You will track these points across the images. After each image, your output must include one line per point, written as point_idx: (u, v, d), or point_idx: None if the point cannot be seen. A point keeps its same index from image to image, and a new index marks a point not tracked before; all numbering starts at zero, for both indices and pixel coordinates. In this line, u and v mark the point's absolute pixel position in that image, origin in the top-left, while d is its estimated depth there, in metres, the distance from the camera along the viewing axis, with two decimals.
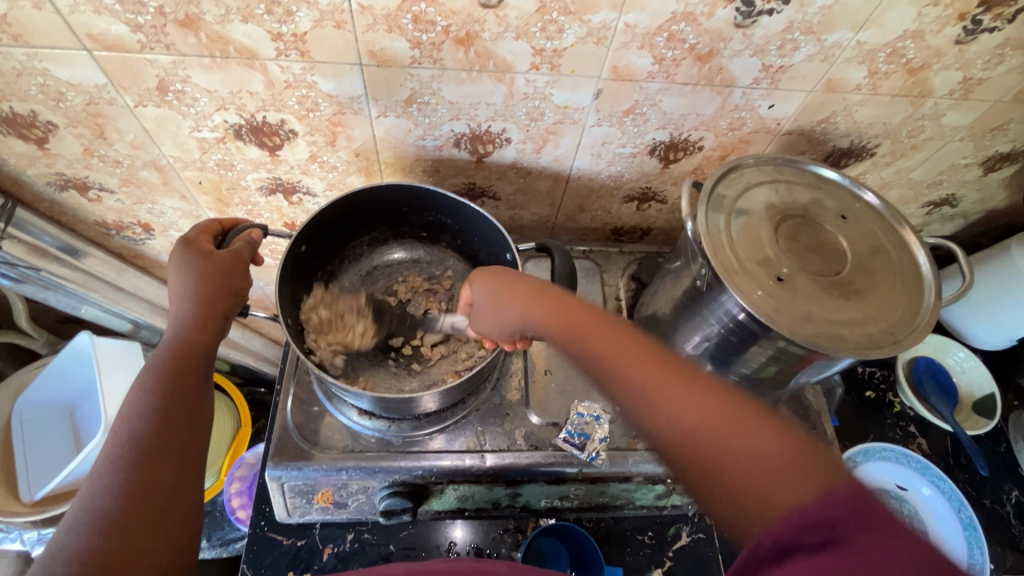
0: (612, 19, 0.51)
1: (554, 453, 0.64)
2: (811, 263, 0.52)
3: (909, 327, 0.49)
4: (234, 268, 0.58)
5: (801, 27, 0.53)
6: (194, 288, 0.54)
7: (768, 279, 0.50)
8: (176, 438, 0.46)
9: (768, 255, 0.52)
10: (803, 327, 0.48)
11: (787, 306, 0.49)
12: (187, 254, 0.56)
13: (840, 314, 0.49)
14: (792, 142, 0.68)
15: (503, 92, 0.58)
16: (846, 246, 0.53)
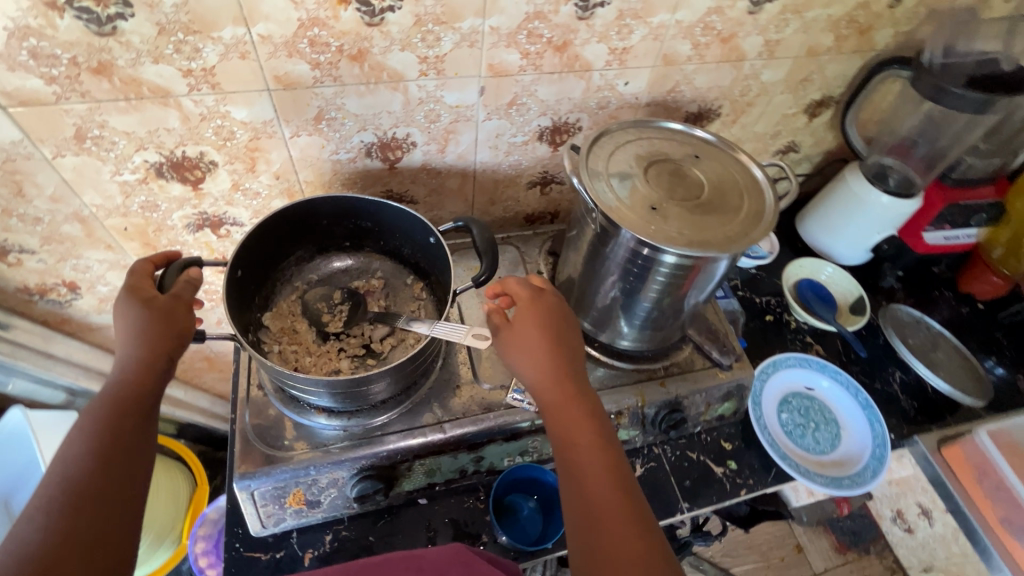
0: (478, 25, 0.62)
1: (507, 411, 0.70)
2: (678, 193, 0.63)
3: (759, 223, 0.60)
4: (180, 313, 0.58)
5: (629, 14, 0.66)
6: (135, 330, 0.55)
7: (646, 210, 0.61)
8: (111, 479, 0.50)
9: (643, 192, 0.63)
10: (678, 241, 0.58)
11: (664, 228, 0.59)
12: (126, 296, 0.57)
13: (705, 226, 0.60)
14: (652, 112, 0.82)
15: (400, 100, 0.67)
16: (701, 176, 0.65)
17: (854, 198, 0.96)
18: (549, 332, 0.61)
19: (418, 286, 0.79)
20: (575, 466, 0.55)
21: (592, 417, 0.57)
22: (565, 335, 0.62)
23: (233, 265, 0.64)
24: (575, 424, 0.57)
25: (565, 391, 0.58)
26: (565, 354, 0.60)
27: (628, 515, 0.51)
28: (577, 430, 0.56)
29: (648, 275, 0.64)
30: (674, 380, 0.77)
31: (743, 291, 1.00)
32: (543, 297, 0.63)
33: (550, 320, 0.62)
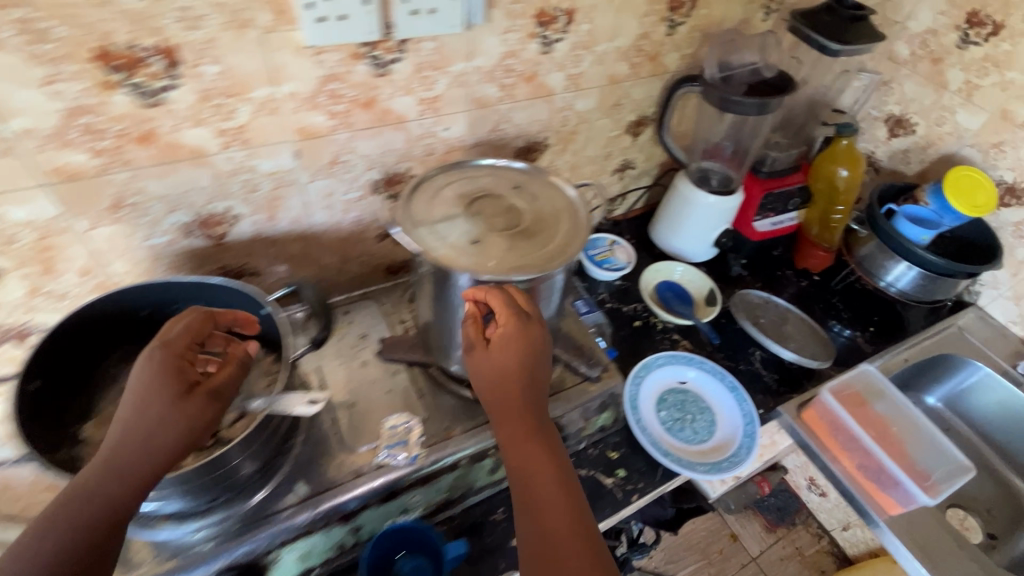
0: (273, 92, 0.62)
1: (377, 471, 0.68)
2: (497, 223, 0.66)
3: (576, 237, 0.64)
4: (196, 415, 0.53)
5: (427, 66, 0.70)
6: (167, 418, 0.51)
7: (466, 244, 0.63)
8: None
9: (463, 228, 0.65)
10: (498, 269, 0.60)
11: (488, 261, 0.61)
12: (152, 361, 0.53)
13: (524, 252, 0.63)
14: (482, 152, 0.86)
15: (208, 175, 0.65)
16: (520, 204, 0.69)
17: (686, 201, 1.06)
18: (524, 358, 0.59)
19: None
20: (538, 502, 0.56)
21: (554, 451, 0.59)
22: (539, 357, 0.61)
23: (24, 377, 0.57)
24: (541, 455, 0.58)
25: (531, 420, 0.59)
26: (533, 385, 0.60)
27: (585, 546, 0.53)
28: (539, 462, 0.58)
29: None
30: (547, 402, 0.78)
31: (612, 302, 1.04)
32: (527, 316, 0.60)
33: (527, 347, 0.59)
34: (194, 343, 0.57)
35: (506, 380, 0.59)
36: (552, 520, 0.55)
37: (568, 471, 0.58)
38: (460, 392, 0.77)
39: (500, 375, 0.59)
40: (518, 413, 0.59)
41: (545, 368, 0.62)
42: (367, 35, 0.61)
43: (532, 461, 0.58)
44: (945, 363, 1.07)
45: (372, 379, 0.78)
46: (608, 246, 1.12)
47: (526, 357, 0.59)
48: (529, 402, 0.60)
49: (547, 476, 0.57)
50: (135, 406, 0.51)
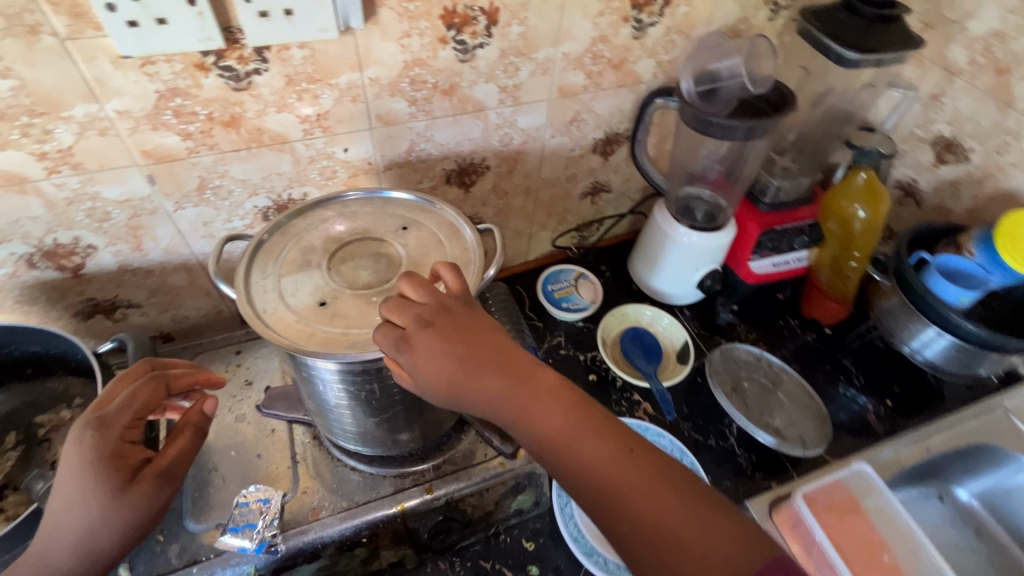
0: (97, 110, 0.52)
1: (215, 559, 0.58)
2: (361, 278, 0.54)
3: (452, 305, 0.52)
4: (144, 505, 0.46)
5: (302, 78, 0.58)
6: (91, 515, 0.44)
7: (312, 307, 0.52)
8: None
9: (316, 285, 0.53)
10: (339, 343, 0.49)
11: (332, 335, 0.50)
12: (83, 447, 0.45)
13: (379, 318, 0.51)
14: (400, 176, 0.73)
15: (38, 203, 0.56)
16: (401, 254, 0.56)
17: (661, 235, 0.90)
18: (461, 348, 0.48)
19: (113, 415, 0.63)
20: (574, 466, 0.47)
21: (559, 395, 0.49)
22: (476, 340, 0.49)
23: None
24: (544, 422, 0.48)
25: (518, 395, 0.48)
26: (490, 357, 0.49)
27: (642, 473, 0.46)
28: (552, 427, 0.48)
29: (351, 384, 0.54)
30: (442, 483, 0.66)
31: (567, 350, 0.89)
32: (417, 316, 0.48)
33: (451, 332, 0.48)
34: (143, 414, 0.49)
35: (460, 384, 0.48)
36: (605, 473, 0.46)
37: (582, 408, 0.49)
38: (345, 460, 0.67)
39: (450, 383, 0.47)
40: (499, 401, 0.48)
41: (491, 343, 0.50)
42: (202, 42, 0.50)
43: (552, 423, 0.48)
44: (986, 458, 0.85)
45: (245, 439, 0.68)
46: (572, 281, 0.98)
47: (461, 350, 0.48)
48: (505, 383, 0.48)
49: (563, 436, 0.47)
50: (61, 508, 0.45)
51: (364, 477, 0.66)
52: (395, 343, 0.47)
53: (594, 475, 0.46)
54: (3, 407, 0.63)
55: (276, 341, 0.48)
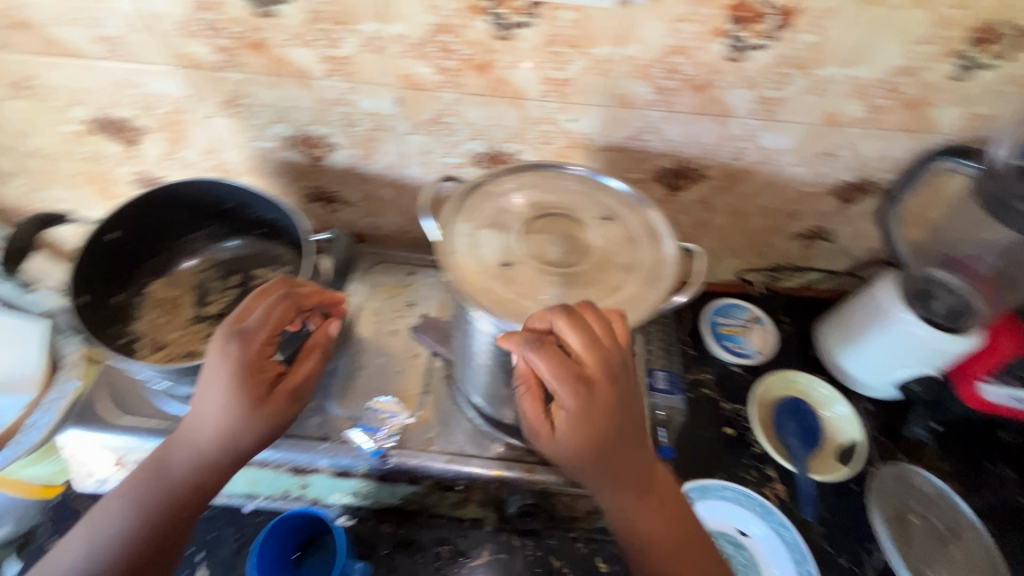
0: (380, 30, 0.57)
1: (339, 445, 0.65)
2: (547, 252, 0.53)
3: (636, 303, 0.50)
4: (286, 404, 0.54)
5: (562, 40, 0.56)
6: (232, 414, 0.52)
7: (495, 262, 0.51)
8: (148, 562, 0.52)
9: (503, 244, 0.53)
10: (508, 309, 0.48)
11: (504, 290, 0.49)
12: (230, 356, 0.52)
13: (557, 302, 0.49)
14: (613, 159, 0.70)
15: (311, 97, 0.64)
16: (593, 242, 0.54)
17: (880, 315, 0.74)
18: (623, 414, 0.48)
19: None
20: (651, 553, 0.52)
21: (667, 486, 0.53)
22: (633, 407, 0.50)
23: (101, 227, 0.63)
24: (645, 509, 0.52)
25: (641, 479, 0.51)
26: (636, 430, 0.50)
27: None
28: (643, 515, 0.52)
29: (497, 348, 0.55)
30: (545, 470, 0.65)
31: (708, 390, 0.82)
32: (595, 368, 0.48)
33: (619, 394, 0.48)
34: (276, 329, 0.56)
35: (608, 448, 0.48)
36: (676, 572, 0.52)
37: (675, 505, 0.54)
38: (463, 408, 0.70)
39: (600, 443, 0.48)
40: (624, 475, 0.50)
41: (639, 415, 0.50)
42: None
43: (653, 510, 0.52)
44: None
45: (392, 351, 0.74)
46: (745, 321, 0.88)
47: (623, 413, 0.48)
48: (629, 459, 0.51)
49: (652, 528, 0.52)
50: (207, 406, 0.52)
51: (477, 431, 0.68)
52: (576, 385, 0.46)
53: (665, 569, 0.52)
54: (235, 250, 0.76)
55: (458, 277, 0.50)
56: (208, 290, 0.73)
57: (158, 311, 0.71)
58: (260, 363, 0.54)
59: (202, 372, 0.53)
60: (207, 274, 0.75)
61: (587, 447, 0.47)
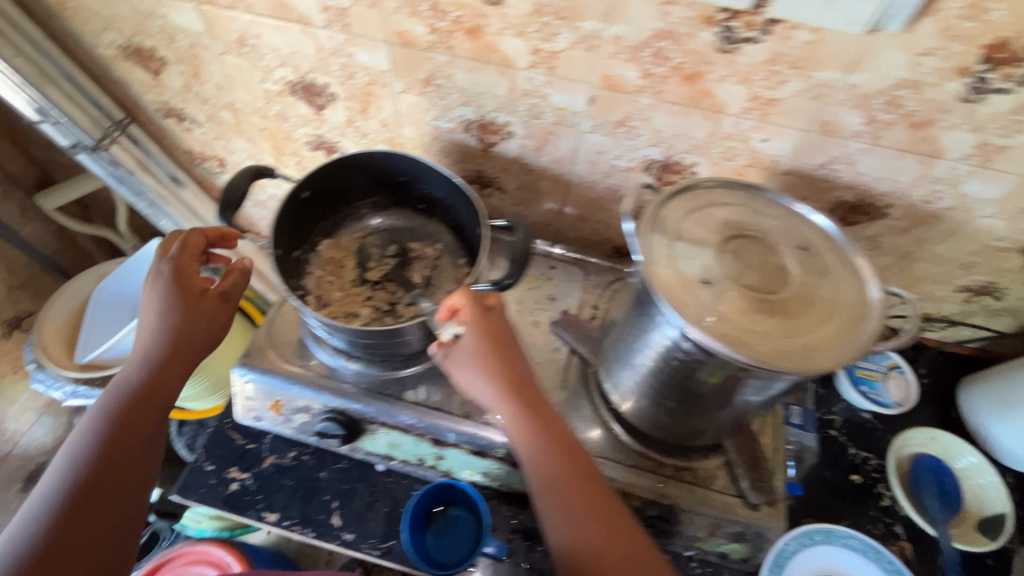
0: (600, 29, 0.57)
1: (481, 424, 0.67)
2: (746, 274, 0.52)
3: (842, 341, 0.48)
4: (213, 314, 0.61)
5: (786, 60, 0.55)
6: (160, 310, 0.58)
7: (694, 279, 0.51)
8: (115, 455, 0.51)
9: (702, 261, 0.52)
10: (712, 329, 0.47)
11: (706, 310, 0.49)
12: (159, 273, 0.60)
13: (760, 327, 0.48)
14: (792, 184, 0.68)
15: (506, 85, 0.65)
16: (792, 270, 0.52)
17: None
18: (523, 392, 0.59)
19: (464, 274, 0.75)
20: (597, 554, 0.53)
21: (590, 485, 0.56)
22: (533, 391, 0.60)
23: (300, 185, 0.67)
24: (567, 496, 0.56)
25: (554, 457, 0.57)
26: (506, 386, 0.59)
27: None
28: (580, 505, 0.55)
29: (667, 353, 0.56)
30: (678, 486, 0.66)
31: (836, 432, 0.80)
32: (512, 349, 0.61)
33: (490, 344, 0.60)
34: (198, 250, 0.63)
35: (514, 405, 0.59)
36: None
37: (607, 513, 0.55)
38: (599, 411, 0.70)
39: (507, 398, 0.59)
40: (537, 462, 0.57)
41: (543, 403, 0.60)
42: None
43: (559, 515, 0.55)
44: None
45: (534, 342, 0.76)
46: (884, 367, 0.84)
47: (496, 362, 0.60)
48: (555, 452, 0.57)
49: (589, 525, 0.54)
50: (147, 310, 0.59)
51: (611, 436, 0.69)
52: (478, 325, 0.60)
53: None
54: (392, 222, 0.79)
55: (661, 290, 0.50)
56: (369, 258, 0.76)
57: (324, 271, 0.74)
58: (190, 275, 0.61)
59: (148, 283, 0.60)
60: (366, 242, 0.78)
61: (494, 388, 0.59)
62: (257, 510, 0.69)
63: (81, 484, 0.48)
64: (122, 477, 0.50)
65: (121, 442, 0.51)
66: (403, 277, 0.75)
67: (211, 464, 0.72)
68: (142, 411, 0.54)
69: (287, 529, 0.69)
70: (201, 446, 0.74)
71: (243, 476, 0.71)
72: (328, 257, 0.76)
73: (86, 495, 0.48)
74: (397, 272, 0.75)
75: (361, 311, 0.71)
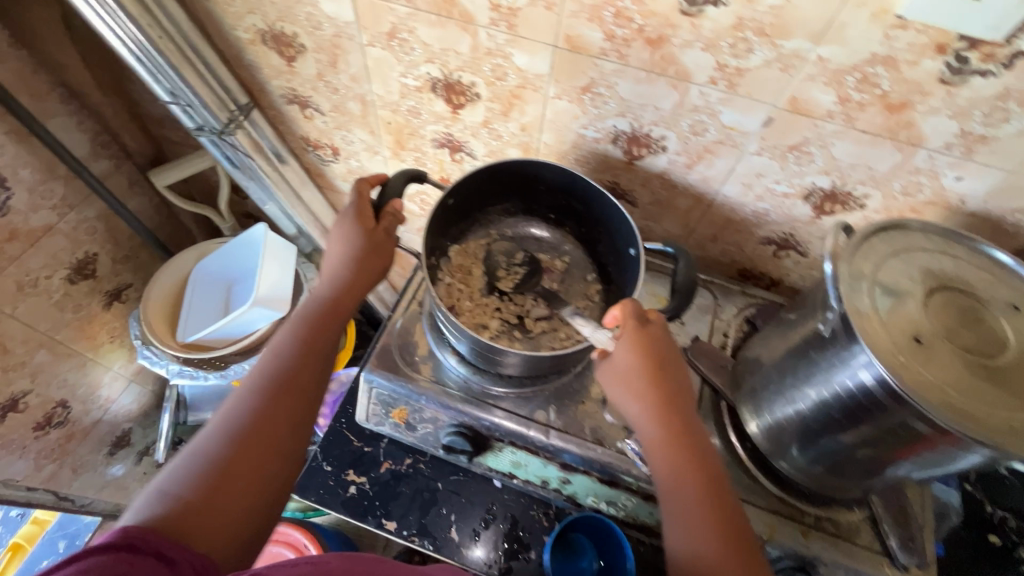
0: (805, 49, 0.52)
1: (614, 455, 0.64)
2: (960, 334, 0.49)
3: None
4: (382, 260, 0.65)
5: (1019, 97, 0.49)
6: (345, 255, 0.63)
7: (905, 334, 0.48)
8: (278, 411, 0.53)
9: (910, 315, 0.49)
10: (933, 396, 0.44)
11: (923, 371, 0.46)
12: (342, 221, 0.65)
13: (982, 398, 0.45)
14: (974, 226, 0.62)
15: (674, 99, 0.61)
16: (1009, 335, 0.49)
17: None
18: (669, 397, 0.56)
19: (592, 288, 0.78)
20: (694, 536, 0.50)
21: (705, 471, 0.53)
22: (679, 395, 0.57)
23: (450, 192, 0.70)
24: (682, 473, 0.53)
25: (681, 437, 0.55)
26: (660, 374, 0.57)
27: None
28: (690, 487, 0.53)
29: (837, 403, 0.52)
30: (820, 539, 0.62)
31: (972, 487, 0.75)
32: (669, 350, 0.58)
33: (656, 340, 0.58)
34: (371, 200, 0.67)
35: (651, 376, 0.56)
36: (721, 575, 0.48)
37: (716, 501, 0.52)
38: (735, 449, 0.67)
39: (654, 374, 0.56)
40: (672, 468, 0.54)
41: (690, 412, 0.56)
42: (985, 30, 0.45)
43: (685, 527, 0.51)
44: None
45: None
46: None
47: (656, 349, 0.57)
48: (691, 461, 0.54)
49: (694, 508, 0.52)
50: (332, 248, 0.64)
51: (748, 476, 0.65)
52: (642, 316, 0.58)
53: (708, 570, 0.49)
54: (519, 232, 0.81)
55: (874, 345, 0.47)
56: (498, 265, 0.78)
57: (458, 276, 0.76)
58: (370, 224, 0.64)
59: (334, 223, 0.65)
60: (494, 250, 0.80)
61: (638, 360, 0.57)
62: (376, 517, 0.70)
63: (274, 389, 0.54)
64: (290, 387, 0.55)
65: (296, 379, 0.56)
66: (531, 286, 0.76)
67: (330, 465, 0.74)
68: (305, 373, 0.57)
69: (406, 538, 0.69)
70: (318, 446, 0.76)
71: (361, 480, 0.72)
72: (460, 263, 0.78)
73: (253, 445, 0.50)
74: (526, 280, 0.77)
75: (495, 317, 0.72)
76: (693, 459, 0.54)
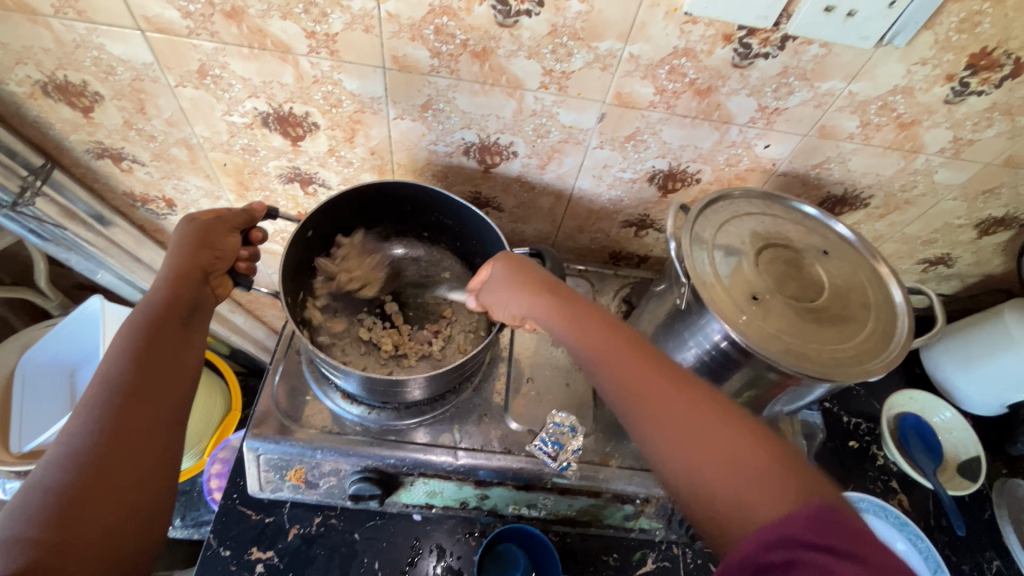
0: (617, 48, 0.55)
1: (526, 459, 0.64)
2: (786, 283, 0.55)
3: (881, 343, 0.53)
4: (224, 254, 0.61)
5: (796, 73, 0.57)
6: (177, 259, 0.57)
7: (745, 295, 0.54)
8: (127, 437, 0.45)
9: (745, 277, 0.55)
10: (774, 345, 0.50)
11: (762, 324, 0.52)
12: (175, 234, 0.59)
13: (814, 338, 0.52)
14: (788, 183, 0.71)
15: (513, 107, 0.62)
16: (824, 277, 0.57)
17: (1005, 341, 0.77)
18: (585, 317, 0.53)
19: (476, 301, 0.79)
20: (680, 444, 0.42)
21: (668, 372, 0.46)
22: (593, 313, 0.53)
23: (304, 226, 0.66)
24: (637, 382, 0.46)
25: (618, 348, 0.49)
26: (562, 310, 0.54)
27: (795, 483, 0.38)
28: (657, 395, 0.45)
29: (702, 359, 0.57)
30: None
31: (830, 404, 0.87)
32: (565, 289, 0.56)
33: (544, 279, 0.58)
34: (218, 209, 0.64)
35: (571, 308, 0.54)
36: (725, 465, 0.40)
37: (695, 395, 0.45)
38: None
39: (567, 314, 0.53)
40: (629, 378, 0.47)
41: (613, 323, 0.52)
42: (755, 19, 0.51)
43: (677, 437, 0.42)
44: None
45: (557, 363, 0.76)
46: None
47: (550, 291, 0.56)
48: (644, 370, 0.47)
49: (663, 405, 0.44)
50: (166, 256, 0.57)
51: None
52: (522, 276, 0.58)
53: (727, 483, 0.39)
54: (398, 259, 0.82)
55: (720, 309, 0.51)
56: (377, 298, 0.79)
57: (333, 318, 0.76)
58: (212, 256, 0.60)
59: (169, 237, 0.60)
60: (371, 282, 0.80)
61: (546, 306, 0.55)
62: None
63: (117, 399, 0.47)
64: (140, 403, 0.47)
65: (141, 393, 0.48)
66: (415, 313, 0.77)
67: (228, 549, 0.67)
68: (152, 387, 0.49)
69: None
70: (210, 532, 0.68)
71: (267, 555, 0.66)
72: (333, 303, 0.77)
73: (100, 506, 0.42)
74: (407, 308, 0.78)
75: (374, 351, 0.73)
76: (630, 354, 0.48)
